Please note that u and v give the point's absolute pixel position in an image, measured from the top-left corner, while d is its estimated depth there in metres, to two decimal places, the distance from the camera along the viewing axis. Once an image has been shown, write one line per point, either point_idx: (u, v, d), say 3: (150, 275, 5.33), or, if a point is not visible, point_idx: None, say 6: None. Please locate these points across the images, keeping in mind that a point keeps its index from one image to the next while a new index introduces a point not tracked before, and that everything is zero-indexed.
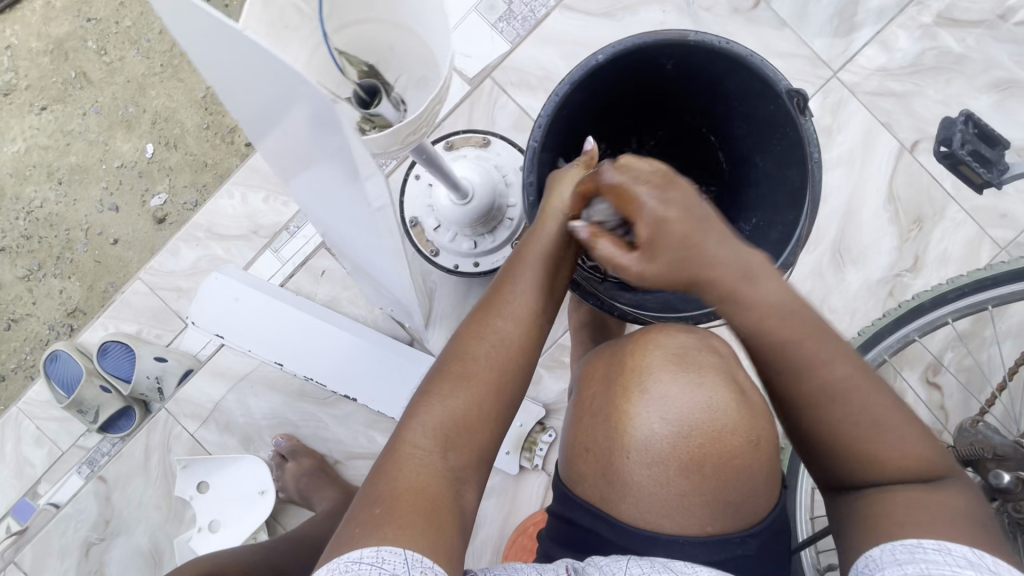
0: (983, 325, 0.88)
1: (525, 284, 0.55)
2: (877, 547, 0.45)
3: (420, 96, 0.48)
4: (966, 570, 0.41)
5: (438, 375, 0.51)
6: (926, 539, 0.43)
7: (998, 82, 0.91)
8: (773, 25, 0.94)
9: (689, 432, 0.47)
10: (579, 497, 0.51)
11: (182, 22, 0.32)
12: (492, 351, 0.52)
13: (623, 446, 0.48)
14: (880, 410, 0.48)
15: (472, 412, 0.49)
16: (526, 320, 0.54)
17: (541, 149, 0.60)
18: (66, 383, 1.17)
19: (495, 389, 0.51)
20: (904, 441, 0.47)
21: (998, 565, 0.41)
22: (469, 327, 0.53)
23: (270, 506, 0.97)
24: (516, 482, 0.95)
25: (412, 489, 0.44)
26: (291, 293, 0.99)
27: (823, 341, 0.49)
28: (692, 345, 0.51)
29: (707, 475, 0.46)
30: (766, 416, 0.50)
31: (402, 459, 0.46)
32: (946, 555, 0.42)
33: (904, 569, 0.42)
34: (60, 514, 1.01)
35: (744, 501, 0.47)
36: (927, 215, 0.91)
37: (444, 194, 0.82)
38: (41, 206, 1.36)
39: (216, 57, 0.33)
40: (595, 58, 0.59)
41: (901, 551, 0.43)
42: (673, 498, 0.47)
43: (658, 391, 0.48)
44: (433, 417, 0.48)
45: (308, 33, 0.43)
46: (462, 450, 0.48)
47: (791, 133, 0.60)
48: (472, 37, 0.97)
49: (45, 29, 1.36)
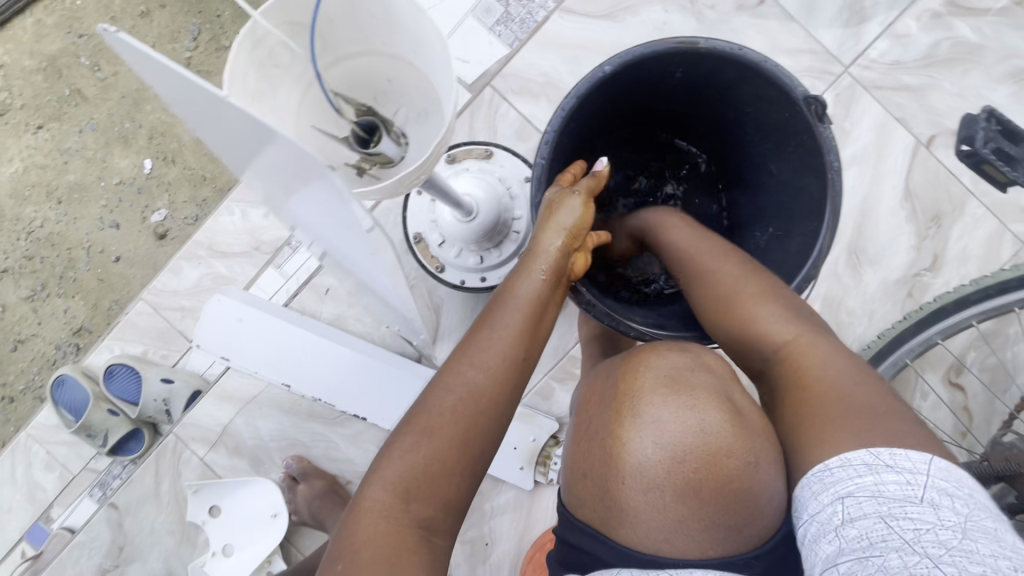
0: (1007, 323, 0.86)
1: (509, 315, 0.53)
2: (799, 485, 0.45)
3: (421, 129, 0.49)
4: (867, 478, 0.41)
5: (407, 425, 0.49)
6: (829, 459, 0.43)
7: (1016, 71, 0.88)
8: (780, 19, 0.91)
9: (685, 455, 0.44)
10: (580, 520, 0.49)
11: (165, 76, 0.35)
12: (462, 400, 0.49)
13: (617, 469, 0.46)
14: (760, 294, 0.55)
15: (440, 455, 0.47)
16: (504, 362, 0.51)
17: (547, 166, 0.58)
18: (73, 407, 1.16)
19: (469, 424, 0.48)
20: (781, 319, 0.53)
21: (893, 457, 0.42)
22: (442, 372, 0.51)
23: (283, 530, 0.95)
24: (531, 498, 0.94)
25: (373, 544, 0.44)
26: (294, 312, 0.96)
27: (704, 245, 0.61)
28: (685, 366, 0.50)
29: (704, 497, 0.44)
30: (765, 437, 0.47)
31: (363, 513, 0.45)
32: (848, 467, 0.42)
33: (821, 500, 0.42)
34: (73, 541, 1.00)
35: (742, 525, 0.44)
36: (945, 212, 0.88)
37: (447, 209, 0.80)
38: (42, 226, 1.34)
39: (195, 103, 0.37)
40: (601, 70, 0.56)
41: (814, 481, 0.44)
42: (671, 523, 0.44)
43: (650, 415, 0.46)
44: (395, 469, 0.46)
45: (299, 72, 0.43)
46: (428, 500, 0.46)
47: (807, 140, 0.57)
48: (470, 43, 0.95)
49: (37, 47, 1.34)
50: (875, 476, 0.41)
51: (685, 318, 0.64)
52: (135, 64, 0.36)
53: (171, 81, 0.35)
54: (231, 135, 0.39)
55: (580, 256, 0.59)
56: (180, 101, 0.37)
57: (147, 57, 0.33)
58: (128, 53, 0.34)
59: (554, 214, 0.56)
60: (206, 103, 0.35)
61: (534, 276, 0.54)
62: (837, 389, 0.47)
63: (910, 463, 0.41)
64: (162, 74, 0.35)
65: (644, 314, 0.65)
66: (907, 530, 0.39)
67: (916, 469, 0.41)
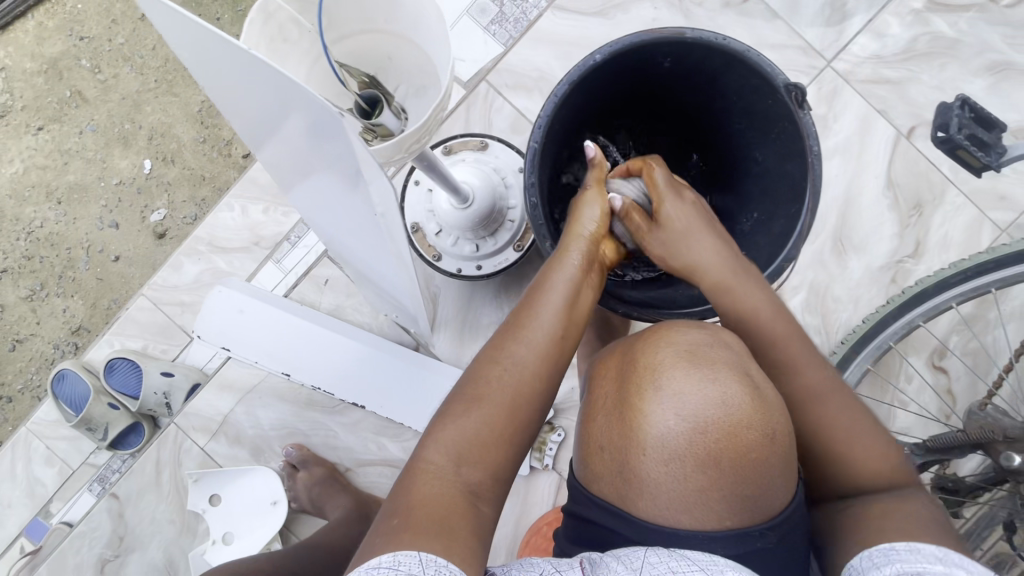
0: (987, 307, 0.89)
1: (550, 298, 0.55)
2: (858, 556, 0.47)
3: (420, 103, 0.52)
4: (937, 566, 0.43)
5: (457, 396, 0.51)
6: (897, 542, 0.46)
7: (992, 64, 0.92)
8: (765, 17, 0.94)
9: (705, 427, 0.42)
10: (593, 494, 0.47)
11: (194, 38, 0.38)
12: (509, 373, 0.51)
13: (635, 443, 0.44)
14: (853, 425, 0.53)
15: (489, 427, 0.49)
16: (547, 341, 0.53)
17: (541, 150, 0.60)
18: (73, 401, 1.17)
19: (515, 400, 0.51)
20: (875, 450, 0.53)
21: (963, 559, 0.44)
22: (490, 348, 0.53)
23: (282, 517, 0.97)
24: (527, 483, 0.96)
25: (427, 501, 0.45)
26: (295, 304, 0.98)
27: (803, 357, 0.56)
28: (704, 341, 0.47)
29: (724, 469, 0.42)
30: (784, 410, 0.45)
31: (419, 475, 0.47)
32: (915, 553, 0.45)
33: (881, 570, 0.45)
34: (74, 532, 1.01)
35: (764, 495, 0.43)
36: (926, 201, 0.91)
37: (444, 198, 0.82)
38: (42, 226, 1.36)
39: (218, 65, 0.39)
40: (592, 58, 0.58)
41: (877, 555, 0.46)
42: (691, 495, 0.42)
43: (670, 387, 0.44)
44: (450, 436, 0.48)
45: (306, 46, 0.47)
46: (478, 465, 0.48)
47: (789, 126, 0.60)
48: (466, 40, 0.98)
49: (38, 50, 1.36)
50: (944, 566, 0.43)
51: (675, 299, 0.66)
52: (164, 27, 0.39)
53: (202, 40, 0.38)
54: (253, 100, 0.41)
55: (609, 243, 0.61)
56: (208, 64, 0.40)
57: (184, 19, 0.36)
58: (162, 16, 0.37)
59: (579, 207, 0.60)
60: (237, 64, 0.38)
61: (568, 265, 0.56)
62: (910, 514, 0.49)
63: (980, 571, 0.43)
64: (192, 36, 0.38)
65: (635, 293, 0.68)
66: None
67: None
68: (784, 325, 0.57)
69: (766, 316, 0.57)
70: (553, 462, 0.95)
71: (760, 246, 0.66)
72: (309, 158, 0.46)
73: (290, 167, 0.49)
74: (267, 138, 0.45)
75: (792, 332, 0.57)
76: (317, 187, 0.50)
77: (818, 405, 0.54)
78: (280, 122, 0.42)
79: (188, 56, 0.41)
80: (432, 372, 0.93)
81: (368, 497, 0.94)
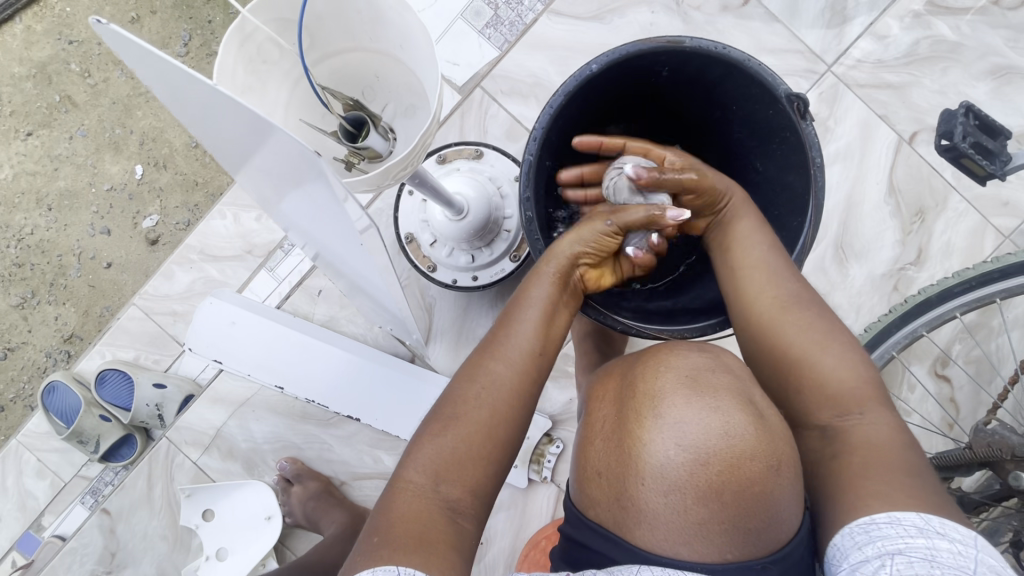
0: (991, 315, 0.87)
1: (526, 319, 0.54)
2: (837, 533, 0.43)
3: (408, 123, 0.51)
4: (918, 540, 0.39)
5: (435, 415, 0.50)
6: (875, 513, 0.42)
7: (995, 68, 0.90)
8: (764, 20, 0.93)
9: (707, 459, 0.40)
10: (590, 520, 0.46)
11: (156, 72, 0.35)
12: (488, 391, 0.50)
13: (634, 472, 0.42)
14: (823, 337, 0.51)
15: (465, 448, 0.48)
16: (525, 356, 0.52)
17: (536, 163, 0.58)
18: (64, 413, 1.14)
19: (492, 421, 0.49)
20: (845, 358, 0.50)
21: (944, 526, 0.40)
22: (468, 365, 0.52)
23: (277, 533, 0.94)
24: (526, 496, 0.94)
25: (407, 521, 0.43)
26: (287, 314, 0.95)
27: (771, 266, 0.56)
28: (705, 366, 0.46)
29: (727, 502, 0.40)
30: (785, 436, 0.44)
31: (399, 494, 0.46)
32: (897, 526, 0.40)
33: (866, 552, 0.40)
34: (65, 548, 0.99)
35: (767, 526, 0.41)
36: (928, 207, 0.89)
37: (438, 209, 0.80)
38: (32, 232, 1.33)
39: (190, 98, 0.37)
40: (589, 68, 0.57)
41: (857, 532, 0.42)
42: (691, 528, 0.40)
43: (671, 416, 0.42)
44: (430, 453, 0.47)
45: (287, 67, 0.46)
46: (458, 481, 0.46)
47: (791, 137, 0.59)
48: (460, 44, 0.96)
49: (26, 53, 1.34)
50: (926, 539, 0.39)
51: (676, 313, 0.64)
52: (123, 56, 0.36)
53: (162, 73, 0.35)
54: (228, 128, 0.39)
55: (594, 272, 0.60)
56: (171, 94, 0.37)
57: (145, 53, 0.33)
58: (117, 45, 0.34)
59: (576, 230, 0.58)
60: (209, 99, 0.36)
61: (545, 276, 0.55)
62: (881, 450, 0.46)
63: (961, 536, 0.40)
64: (159, 71, 0.35)
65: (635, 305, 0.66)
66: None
67: (966, 543, 0.39)
68: (757, 238, 0.58)
69: (749, 237, 0.58)
70: (551, 474, 0.94)
71: None
72: (292, 174, 0.44)
73: (273, 184, 0.47)
74: (248, 161, 0.43)
75: (768, 246, 0.57)
76: (301, 200, 0.48)
77: (784, 315, 0.53)
78: (258, 148, 0.40)
79: (153, 86, 0.38)
80: (427, 383, 0.91)
81: (364, 511, 0.93)
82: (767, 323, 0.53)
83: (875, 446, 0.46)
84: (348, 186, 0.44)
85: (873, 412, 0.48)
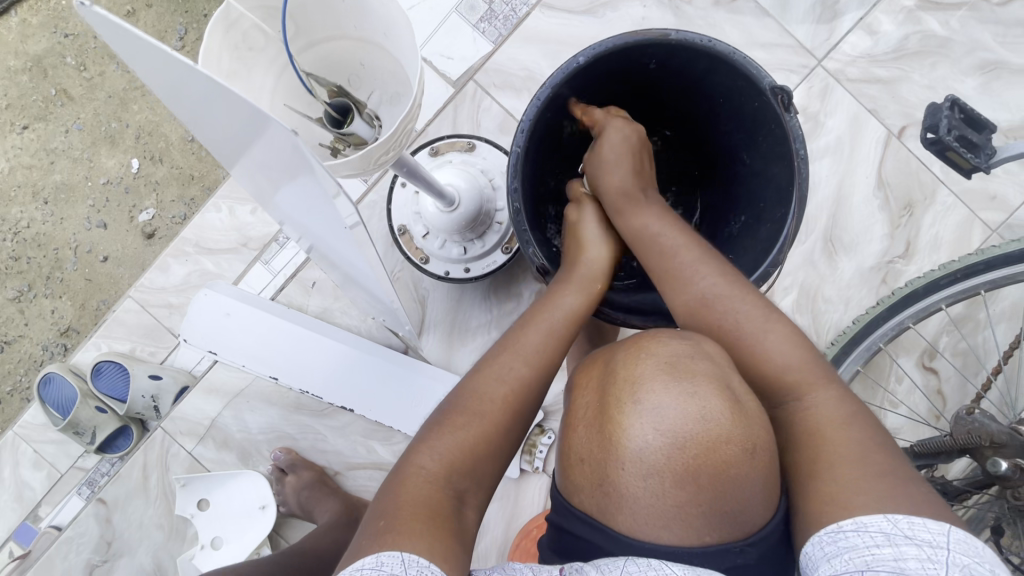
0: (977, 308, 0.89)
1: (555, 321, 0.56)
2: (807, 541, 0.43)
3: (393, 110, 0.52)
4: (885, 549, 0.40)
5: (450, 409, 0.51)
6: (842, 521, 0.42)
7: (984, 63, 0.91)
8: (755, 15, 0.93)
9: (684, 443, 0.41)
10: (575, 507, 0.46)
11: (155, 63, 0.36)
12: (509, 391, 0.51)
13: (612, 458, 0.43)
14: (751, 326, 0.52)
15: (481, 442, 0.49)
16: (544, 356, 0.54)
17: (524, 154, 0.59)
18: (61, 405, 1.15)
19: (509, 415, 0.51)
20: (780, 344, 0.51)
21: (913, 529, 0.41)
22: (484, 363, 0.54)
23: (271, 521, 0.97)
24: (517, 486, 0.95)
25: (413, 504, 0.44)
26: (281, 306, 0.96)
27: (682, 266, 0.57)
28: (685, 352, 0.46)
29: (702, 484, 0.41)
30: (762, 421, 0.44)
31: (408, 479, 0.46)
32: (863, 535, 0.41)
33: (835, 565, 0.41)
34: (61, 537, 1.00)
35: (744, 509, 0.42)
36: (917, 200, 0.90)
37: (430, 201, 0.81)
38: (28, 226, 1.34)
39: (184, 89, 0.37)
40: (576, 60, 0.57)
41: (826, 542, 0.42)
42: (668, 511, 0.41)
43: (649, 401, 0.43)
44: (446, 442, 0.48)
45: (273, 54, 0.47)
46: (466, 472, 0.48)
47: (776, 129, 0.59)
48: (453, 38, 0.97)
49: (22, 47, 1.34)
50: (892, 548, 0.40)
51: (660, 304, 0.65)
52: (118, 45, 0.36)
53: (149, 61, 0.36)
54: (219, 117, 0.39)
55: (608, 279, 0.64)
56: (157, 80, 0.38)
57: (142, 42, 0.34)
58: (104, 31, 0.35)
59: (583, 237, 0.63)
60: (204, 90, 0.37)
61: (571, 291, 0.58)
62: (838, 435, 0.47)
63: (929, 535, 0.40)
64: (154, 59, 0.35)
65: (620, 296, 0.66)
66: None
67: (936, 543, 0.40)
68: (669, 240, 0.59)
69: (650, 230, 0.60)
70: (543, 465, 0.95)
71: (747, 251, 0.65)
72: (284, 164, 0.44)
73: (270, 177, 0.48)
74: (241, 151, 0.44)
75: (686, 241, 0.59)
76: (297, 192, 0.49)
77: (709, 312, 0.54)
78: (251, 137, 0.41)
79: (151, 78, 0.39)
80: (419, 374, 0.92)
81: (358, 501, 0.94)
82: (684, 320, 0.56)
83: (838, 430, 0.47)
84: (334, 176, 0.46)
85: (823, 392, 0.50)
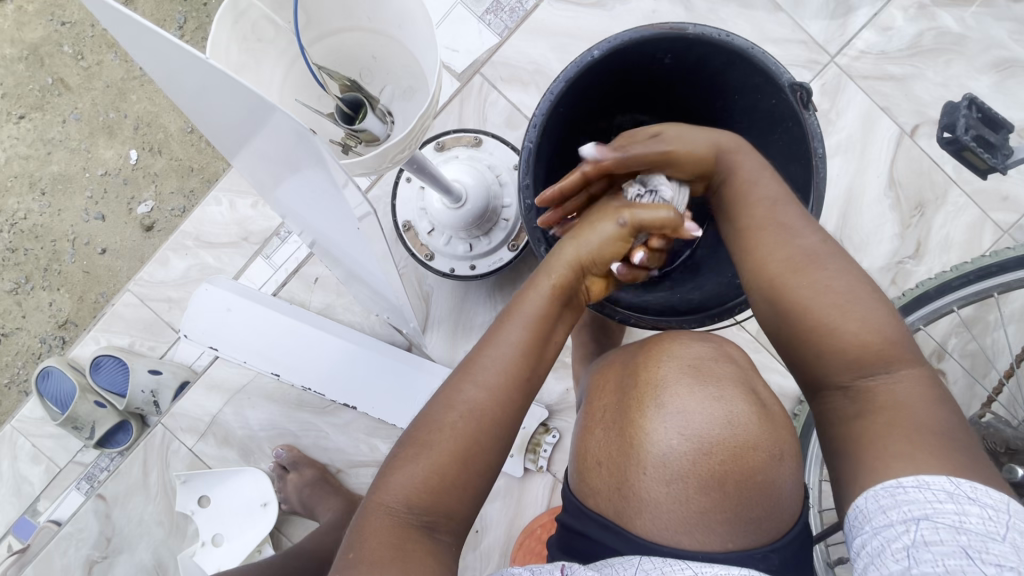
0: (988, 309, 0.88)
1: (513, 331, 0.52)
2: (861, 495, 0.43)
3: (406, 105, 0.51)
4: (947, 505, 0.39)
5: (411, 434, 0.49)
6: (904, 478, 0.41)
7: (999, 61, 0.89)
8: (767, 10, 0.92)
9: (710, 447, 0.41)
10: (588, 509, 0.45)
11: (159, 56, 0.35)
12: (467, 420, 0.48)
13: (635, 458, 0.42)
14: (850, 291, 0.48)
15: (451, 467, 0.47)
16: (504, 379, 0.50)
17: (536, 149, 0.58)
18: (59, 399, 1.14)
19: (482, 439, 0.48)
20: (877, 312, 0.48)
21: (977, 492, 0.39)
22: (446, 388, 0.50)
23: (272, 519, 0.96)
24: (522, 485, 0.95)
25: (381, 539, 0.44)
26: (283, 301, 0.95)
27: (783, 224, 0.53)
28: (707, 355, 0.46)
29: (728, 490, 0.40)
30: (784, 428, 0.44)
31: (374, 510, 0.46)
32: (925, 490, 0.40)
33: (890, 516, 0.40)
34: (60, 533, 0.99)
35: (763, 520, 0.41)
36: (928, 200, 0.89)
37: (436, 196, 0.80)
38: (25, 217, 1.32)
39: (191, 82, 0.36)
40: (590, 54, 0.56)
41: (883, 495, 0.41)
42: (692, 516, 0.40)
43: (675, 404, 0.42)
44: (411, 472, 0.47)
45: (283, 46, 0.45)
46: (434, 502, 0.47)
47: (793, 127, 0.58)
48: (459, 29, 0.95)
49: (18, 35, 1.31)
50: (956, 504, 0.39)
51: (672, 304, 0.64)
52: (120, 34, 0.35)
53: (157, 55, 0.35)
54: (224, 110, 0.38)
55: (597, 283, 0.57)
56: (163, 74, 0.37)
57: (147, 33, 0.32)
58: (109, 19, 0.34)
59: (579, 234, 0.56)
60: (211, 82, 0.35)
61: (540, 292, 0.53)
62: (905, 406, 0.44)
63: (993, 501, 0.39)
64: (158, 51, 0.34)
65: (631, 294, 0.65)
66: (988, 565, 0.36)
67: (1000, 509, 0.38)
68: (763, 190, 0.55)
69: (750, 183, 0.56)
70: (547, 464, 0.94)
71: None
72: (288, 158, 0.42)
73: (271, 172, 0.47)
74: (244, 146, 0.42)
75: (783, 198, 0.55)
76: (298, 187, 0.48)
77: (806, 270, 0.50)
78: (254, 131, 0.39)
79: (152, 72, 0.38)
80: (423, 372, 0.91)
81: (360, 499, 0.93)
82: (772, 281, 0.51)
83: (907, 409, 0.44)
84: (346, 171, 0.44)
85: (908, 372, 0.46)
